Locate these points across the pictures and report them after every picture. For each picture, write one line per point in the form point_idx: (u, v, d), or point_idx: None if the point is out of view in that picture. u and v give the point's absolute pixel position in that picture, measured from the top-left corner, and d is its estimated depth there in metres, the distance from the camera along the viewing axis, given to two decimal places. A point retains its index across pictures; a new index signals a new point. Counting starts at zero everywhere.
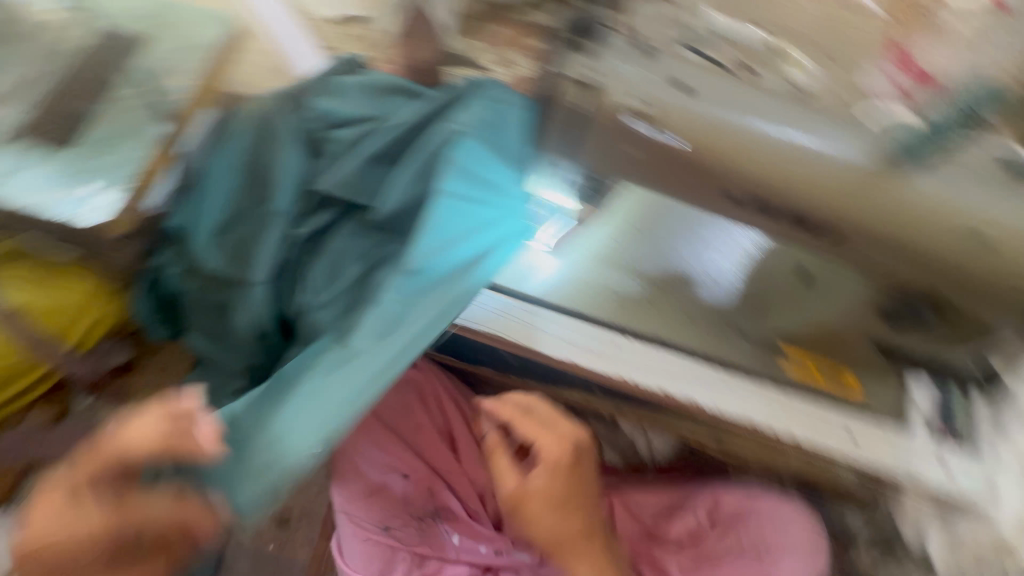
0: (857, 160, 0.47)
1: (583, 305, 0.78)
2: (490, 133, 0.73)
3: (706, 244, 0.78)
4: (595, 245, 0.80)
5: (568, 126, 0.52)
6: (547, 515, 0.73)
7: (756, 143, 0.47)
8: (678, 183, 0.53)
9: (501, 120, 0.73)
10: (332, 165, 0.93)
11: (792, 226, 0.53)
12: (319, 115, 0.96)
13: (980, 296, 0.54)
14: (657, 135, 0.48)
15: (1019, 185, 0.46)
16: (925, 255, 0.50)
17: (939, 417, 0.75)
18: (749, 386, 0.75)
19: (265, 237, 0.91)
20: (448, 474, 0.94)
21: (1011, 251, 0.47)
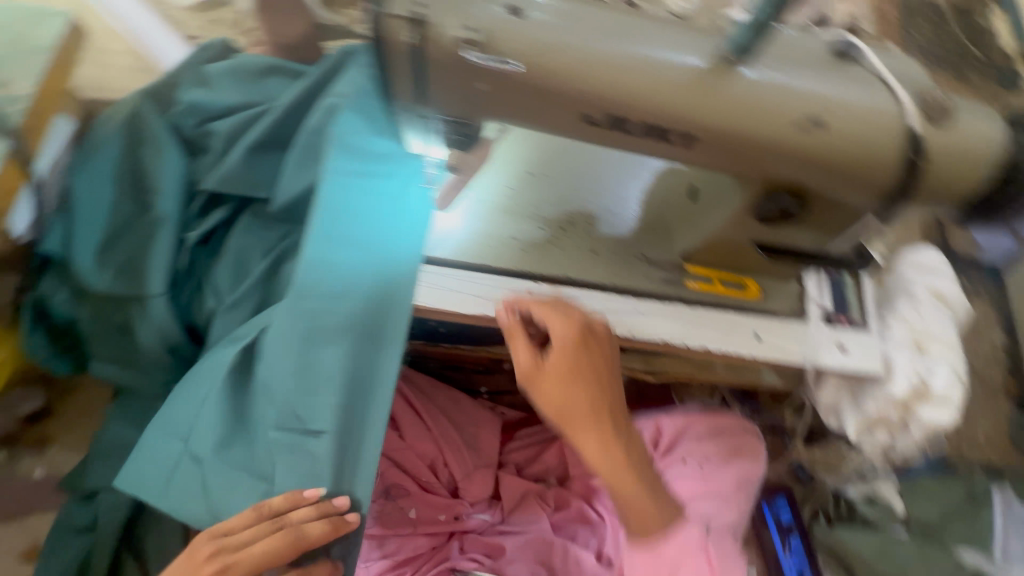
0: (680, 59, 0.48)
1: (485, 258, 0.76)
2: (359, 109, 0.81)
3: (605, 179, 0.84)
4: (490, 193, 0.80)
5: (401, 68, 0.48)
6: (557, 394, 0.65)
7: (599, 58, 0.47)
8: (535, 112, 0.51)
9: (362, 99, 0.82)
10: (217, 160, 0.89)
11: (632, 138, 0.53)
12: (191, 108, 0.90)
13: (856, 181, 0.55)
14: (495, 63, 0.47)
15: (845, 76, 0.52)
16: (752, 150, 0.52)
17: (835, 307, 0.81)
18: (664, 308, 0.77)
19: (160, 247, 0.85)
20: (394, 455, 0.94)
21: (826, 134, 0.51)
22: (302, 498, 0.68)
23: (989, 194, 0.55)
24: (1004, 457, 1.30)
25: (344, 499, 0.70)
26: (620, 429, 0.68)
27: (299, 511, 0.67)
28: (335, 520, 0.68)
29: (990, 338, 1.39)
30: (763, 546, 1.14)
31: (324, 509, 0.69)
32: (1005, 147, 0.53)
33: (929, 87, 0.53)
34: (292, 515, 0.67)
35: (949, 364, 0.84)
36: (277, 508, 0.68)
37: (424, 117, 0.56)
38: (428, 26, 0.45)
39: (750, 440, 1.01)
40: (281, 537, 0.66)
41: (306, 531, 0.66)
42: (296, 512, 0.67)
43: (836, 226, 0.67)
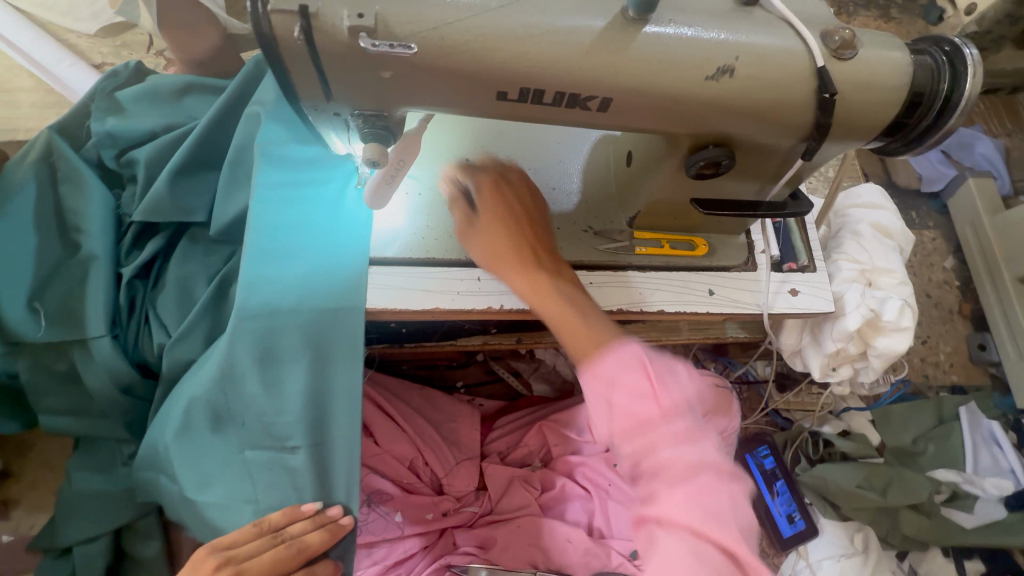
0: (580, 22, 0.48)
1: (431, 251, 0.74)
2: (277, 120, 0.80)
3: (545, 154, 0.82)
4: (429, 186, 0.76)
5: (294, 63, 0.46)
6: (485, 229, 0.66)
7: (496, 33, 0.46)
8: (442, 95, 0.50)
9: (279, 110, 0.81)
10: (143, 190, 0.86)
11: (547, 108, 0.52)
12: (108, 138, 0.86)
13: (771, 123, 0.56)
14: (389, 49, 0.45)
15: (750, 21, 0.51)
16: (666, 107, 0.52)
17: (782, 255, 0.83)
18: (617, 277, 0.77)
19: (94, 286, 0.81)
20: (372, 461, 0.92)
21: (735, 80, 0.51)
22: (300, 512, 0.72)
23: (902, 118, 0.55)
24: (965, 375, 1.35)
25: (337, 505, 0.74)
26: (543, 251, 0.66)
27: (297, 525, 0.71)
28: (332, 527, 0.72)
29: (939, 264, 1.44)
30: (752, 497, 1.14)
31: (320, 520, 0.73)
32: (908, 72, 0.53)
33: (832, 22, 0.53)
34: (291, 529, 0.71)
35: (896, 292, 0.88)
36: (276, 524, 0.72)
37: (333, 114, 0.53)
38: (312, 15, 0.44)
39: (723, 395, 1.04)
40: (283, 548, 0.70)
41: (303, 539, 0.70)
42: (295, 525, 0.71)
43: (772, 171, 0.63)
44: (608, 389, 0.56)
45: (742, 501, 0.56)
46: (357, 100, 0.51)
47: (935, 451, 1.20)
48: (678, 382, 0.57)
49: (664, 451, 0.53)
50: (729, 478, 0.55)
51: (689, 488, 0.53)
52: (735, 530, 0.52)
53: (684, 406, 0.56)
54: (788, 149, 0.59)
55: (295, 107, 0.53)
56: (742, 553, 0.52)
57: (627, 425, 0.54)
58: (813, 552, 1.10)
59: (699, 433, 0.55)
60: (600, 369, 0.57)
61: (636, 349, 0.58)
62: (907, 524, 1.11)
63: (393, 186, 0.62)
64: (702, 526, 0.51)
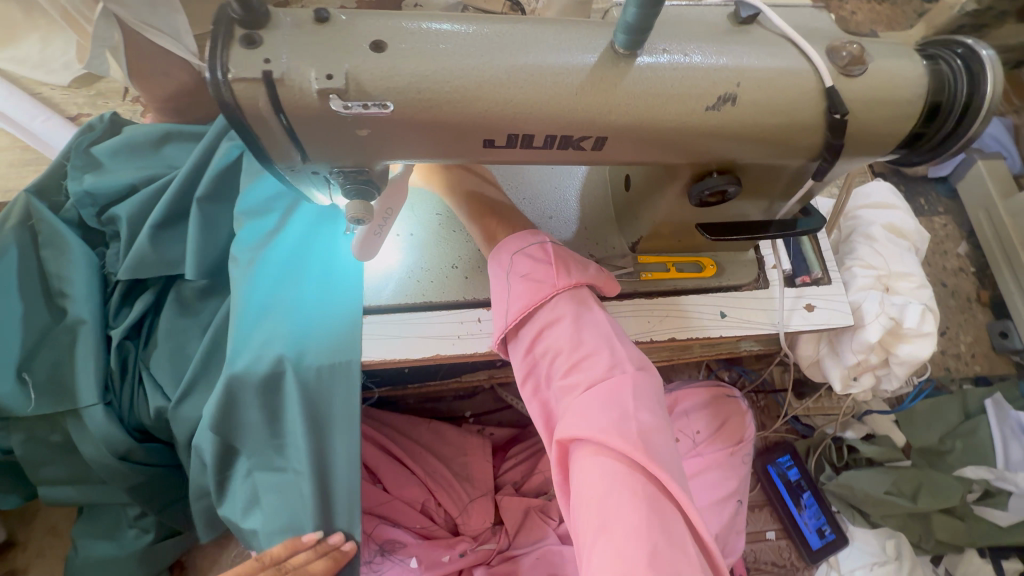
0: (567, 61, 0.44)
1: (428, 295, 0.71)
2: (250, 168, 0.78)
3: (542, 182, 0.78)
4: (421, 225, 0.74)
5: (263, 129, 0.43)
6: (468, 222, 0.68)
7: (466, 78, 0.43)
8: (418, 145, 0.46)
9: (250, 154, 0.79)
10: (127, 246, 0.83)
11: (538, 151, 0.49)
12: (87, 196, 0.83)
13: (778, 153, 0.52)
14: (363, 109, 0.42)
15: (748, 44, 0.48)
16: (663, 140, 0.48)
17: (795, 269, 0.79)
18: (628, 306, 0.74)
19: (81, 352, 0.78)
20: (382, 509, 0.89)
21: (738, 107, 0.47)
22: (302, 542, 0.71)
23: (920, 129, 0.51)
24: (988, 365, 1.31)
25: (338, 533, 0.73)
26: (491, 223, 0.68)
27: (301, 555, 0.71)
28: (334, 555, 0.72)
29: (952, 250, 1.40)
30: (778, 509, 1.14)
31: (322, 548, 0.72)
32: (922, 83, 0.49)
33: (839, 37, 0.50)
34: (292, 561, 0.70)
35: (916, 297, 0.83)
36: (278, 557, 0.72)
37: (311, 173, 0.50)
38: (278, 81, 0.40)
39: (731, 407, 0.96)
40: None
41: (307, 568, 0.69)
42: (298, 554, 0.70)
43: (779, 190, 0.59)
44: (505, 277, 0.62)
45: (650, 399, 0.55)
46: (333, 156, 0.47)
47: (963, 448, 1.16)
48: (575, 274, 0.62)
49: (556, 338, 0.58)
50: (630, 373, 0.56)
51: (578, 374, 0.56)
52: (628, 420, 0.52)
53: (577, 297, 0.61)
54: (797, 168, 0.55)
55: (271, 170, 0.50)
56: (640, 454, 0.50)
57: (519, 311, 0.60)
58: (845, 562, 1.06)
59: (589, 321, 0.59)
60: (499, 256, 0.64)
61: (536, 235, 0.65)
62: (941, 529, 1.07)
63: (381, 236, 0.60)
64: (586, 413, 0.53)
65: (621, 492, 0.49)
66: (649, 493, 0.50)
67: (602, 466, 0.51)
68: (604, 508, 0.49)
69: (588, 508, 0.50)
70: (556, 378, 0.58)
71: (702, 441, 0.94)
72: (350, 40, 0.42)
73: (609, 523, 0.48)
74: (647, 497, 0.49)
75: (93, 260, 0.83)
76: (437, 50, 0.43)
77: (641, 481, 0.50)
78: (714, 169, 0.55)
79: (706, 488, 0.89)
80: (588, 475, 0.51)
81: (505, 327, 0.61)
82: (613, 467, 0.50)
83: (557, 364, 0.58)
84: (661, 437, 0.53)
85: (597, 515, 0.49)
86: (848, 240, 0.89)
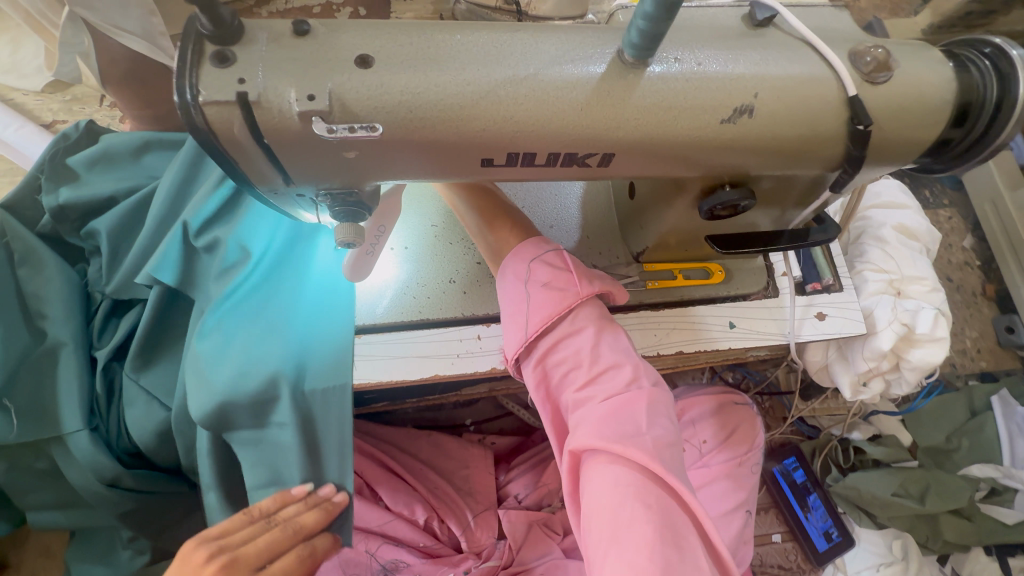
0: (571, 72, 0.41)
1: (425, 312, 0.67)
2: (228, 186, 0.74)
3: (543, 188, 0.75)
4: (417, 236, 0.71)
5: (239, 154, 0.40)
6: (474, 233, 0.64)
7: (458, 94, 0.39)
8: (408, 165, 0.43)
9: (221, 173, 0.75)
10: (110, 262, 0.79)
11: (539, 169, 0.46)
12: (63, 212, 0.79)
13: (795, 164, 0.48)
14: (350, 133, 0.39)
15: (764, 49, 0.44)
16: (674, 155, 0.45)
17: (805, 275, 0.76)
18: (635, 318, 0.71)
19: (65, 376, 0.75)
20: (383, 528, 0.86)
21: (756, 120, 0.44)
22: (291, 495, 0.65)
23: (947, 135, 0.48)
24: (994, 360, 1.28)
25: (329, 484, 0.67)
26: (498, 234, 0.63)
27: (293, 507, 0.64)
28: (327, 507, 0.65)
29: (957, 243, 1.36)
30: (784, 511, 1.12)
31: (313, 501, 0.65)
32: (950, 88, 0.46)
33: (861, 40, 0.46)
34: (284, 513, 0.63)
35: (928, 301, 0.81)
36: (267, 510, 0.64)
37: (295, 195, 0.47)
38: (254, 103, 0.37)
39: (741, 413, 0.94)
40: (279, 530, 0.61)
41: (300, 519, 0.63)
42: (287, 506, 0.64)
43: (794, 199, 0.56)
44: (523, 285, 0.58)
45: (666, 414, 0.53)
46: (318, 179, 0.44)
47: (969, 446, 1.14)
48: (596, 284, 0.59)
49: (575, 350, 0.55)
50: (649, 388, 0.53)
51: (595, 387, 0.53)
52: (646, 436, 0.50)
53: (597, 309, 0.58)
54: (813, 178, 0.52)
55: (253, 193, 0.46)
56: (658, 464, 0.48)
57: (537, 321, 0.56)
58: (852, 564, 1.06)
59: (609, 334, 0.57)
60: (516, 265, 0.60)
61: (551, 242, 0.61)
62: (948, 529, 1.06)
63: (375, 255, 0.59)
64: (604, 425, 0.50)
65: (638, 508, 0.46)
66: (666, 511, 0.47)
67: (618, 480, 0.48)
68: (618, 521, 0.46)
69: (600, 521, 0.47)
70: (571, 388, 0.55)
71: (709, 450, 0.92)
72: (333, 56, 0.38)
73: (623, 538, 0.45)
74: (664, 514, 0.47)
75: (73, 277, 0.80)
76: (425, 67, 0.39)
77: (659, 498, 0.47)
78: (726, 182, 0.51)
79: (715, 500, 0.87)
80: (602, 489, 0.48)
81: (518, 335, 0.57)
82: (631, 482, 0.47)
83: (574, 375, 0.55)
84: (676, 454, 0.51)
85: (609, 526, 0.46)
86: (857, 242, 0.86)
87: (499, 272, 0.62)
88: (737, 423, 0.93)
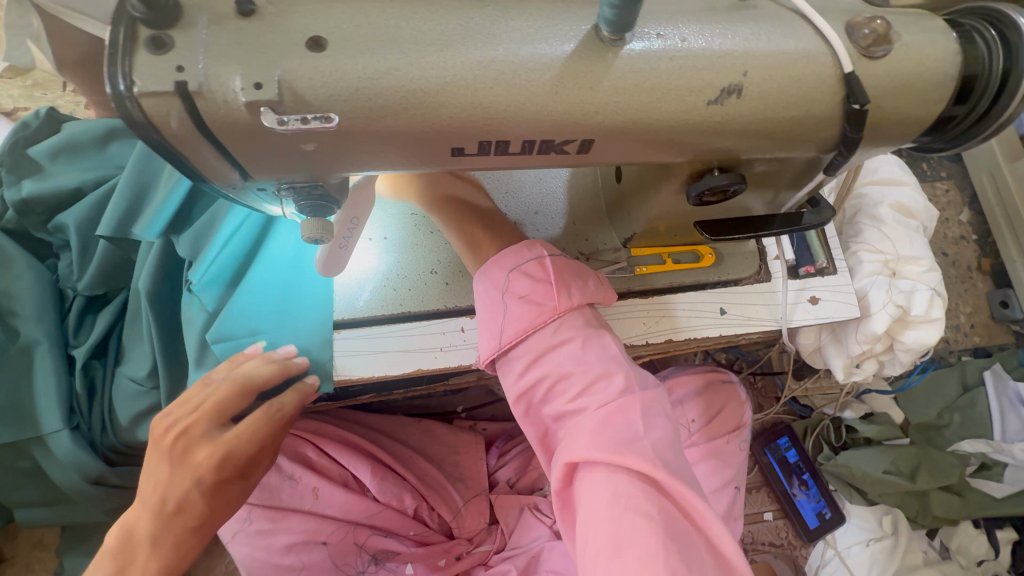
0: (544, 50, 0.38)
1: (406, 304, 0.65)
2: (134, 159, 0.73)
3: (524, 178, 0.71)
4: (396, 227, 0.68)
5: (187, 149, 0.37)
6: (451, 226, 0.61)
7: (415, 81, 0.36)
8: (367, 154, 0.40)
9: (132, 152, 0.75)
10: (81, 256, 0.76)
11: (514, 157, 0.43)
12: (26, 206, 0.76)
13: (787, 145, 0.45)
14: (303, 124, 0.35)
15: (749, 22, 0.41)
16: (660, 140, 0.42)
17: (798, 258, 0.74)
18: (623, 307, 0.69)
19: (39, 376, 0.73)
20: (371, 519, 0.84)
21: (745, 101, 0.41)
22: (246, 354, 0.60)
23: (950, 112, 0.45)
24: (988, 335, 1.27)
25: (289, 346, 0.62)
26: (476, 231, 0.61)
27: (250, 363, 0.59)
28: (284, 364, 0.59)
29: (955, 217, 1.33)
30: (774, 489, 1.13)
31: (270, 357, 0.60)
32: (955, 62, 0.43)
33: (858, 11, 0.43)
34: (240, 368, 0.59)
35: (924, 281, 0.79)
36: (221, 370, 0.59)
37: (255, 189, 0.44)
38: (196, 94, 0.34)
39: (730, 394, 0.94)
40: (230, 386, 0.57)
41: (256, 373, 0.58)
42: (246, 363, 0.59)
43: (787, 181, 0.53)
44: (500, 295, 0.56)
45: (661, 420, 0.52)
46: (277, 172, 0.41)
47: (961, 422, 1.14)
48: (577, 295, 0.56)
49: (556, 353, 0.54)
50: (644, 395, 0.52)
51: (587, 397, 0.51)
52: (644, 442, 0.48)
53: (580, 318, 0.56)
54: (807, 160, 0.49)
55: (208, 188, 0.43)
56: (657, 471, 0.47)
57: (515, 334, 0.55)
58: (842, 539, 1.07)
59: (597, 341, 0.55)
60: (494, 272, 0.57)
61: (534, 250, 0.58)
62: (938, 506, 1.06)
63: (348, 249, 0.57)
64: (599, 436, 0.48)
65: (639, 518, 0.45)
66: (670, 520, 0.46)
67: (619, 491, 0.46)
68: (620, 535, 0.45)
69: (600, 537, 0.45)
70: (559, 401, 0.53)
71: (697, 430, 0.90)
72: (282, 39, 0.35)
73: (626, 550, 0.44)
74: (668, 525, 0.45)
75: (44, 273, 0.77)
76: (375, 51, 0.36)
77: (661, 507, 0.46)
78: (715, 165, 0.49)
79: (703, 479, 0.86)
80: (601, 503, 0.46)
81: (498, 347, 0.55)
82: (630, 491, 0.46)
83: (561, 388, 0.53)
84: (677, 456, 0.50)
85: (611, 536, 0.45)
86: (852, 223, 0.84)
87: (477, 273, 0.59)
88: (723, 400, 0.93)
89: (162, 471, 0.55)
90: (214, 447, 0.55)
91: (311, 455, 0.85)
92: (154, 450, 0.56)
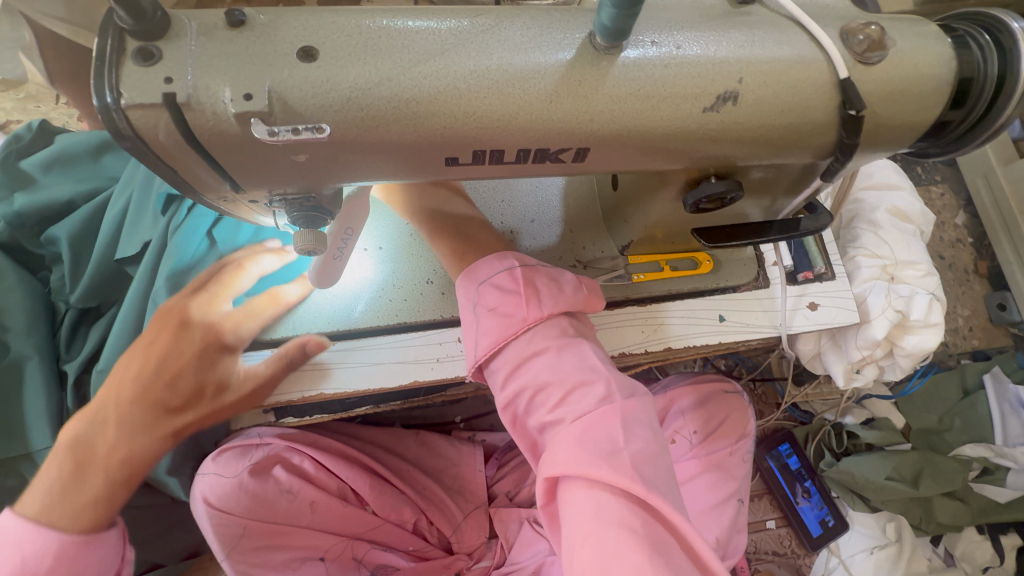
0: (538, 59, 0.37)
1: (402, 315, 0.64)
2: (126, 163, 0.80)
3: (519, 188, 0.71)
4: (390, 237, 0.67)
5: (177, 160, 0.37)
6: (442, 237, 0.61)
7: (404, 92, 0.36)
8: (358, 165, 0.39)
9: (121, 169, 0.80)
10: (73, 269, 0.75)
11: (508, 167, 0.42)
12: (16, 219, 0.74)
13: (784, 149, 0.44)
14: (293, 135, 0.35)
15: (741, 27, 0.41)
16: (656, 147, 0.42)
17: (796, 264, 0.74)
18: (622, 318, 0.69)
19: (28, 392, 0.71)
20: (371, 534, 0.83)
21: (741, 107, 0.40)
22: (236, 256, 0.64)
23: (945, 117, 0.45)
24: (986, 338, 1.26)
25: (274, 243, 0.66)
26: (469, 240, 0.61)
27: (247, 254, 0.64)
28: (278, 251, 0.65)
29: (950, 221, 1.33)
30: (777, 496, 1.12)
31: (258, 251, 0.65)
32: (949, 67, 0.43)
33: (852, 17, 0.43)
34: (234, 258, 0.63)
35: (922, 286, 0.79)
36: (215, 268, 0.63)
37: (250, 202, 0.44)
38: (184, 105, 0.33)
39: (733, 403, 0.93)
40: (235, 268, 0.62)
41: (256, 261, 0.63)
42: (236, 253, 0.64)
43: (784, 188, 0.53)
44: (472, 308, 0.56)
45: (644, 430, 0.49)
46: (269, 182, 0.40)
47: (962, 426, 1.13)
48: (549, 303, 0.54)
49: (531, 361, 0.52)
50: (623, 403, 0.50)
51: (565, 408, 0.50)
52: (624, 454, 0.46)
53: (554, 327, 0.54)
54: (804, 166, 0.49)
55: (201, 201, 0.43)
56: (636, 487, 0.44)
57: (488, 347, 0.53)
58: (846, 547, 1.06)
59: (573, 350, 0.53)
60: (466, 285, 0.57)
61: (505, 260, 0.58)
62: (941, 512, 1.05)
63: (342, 261, 0.56)
64: (578, 449, 0.46)
65: (624, 533, 0.43)
66: (655, 537, 0.44)
67: (600, 506, 0.45)
68: (603, 550, 0.43)
69: (584, 553, 0.44)
70: (539, 413, 0.51)
71: (698, 442, 0.90)
72: (272, 50, 0.34)
73: (610, 569, 0.42)
74: (653, 542, 0.43)
75: (35, 287, 0.76)
76: (365, 63, 0.35)
77: (645, 523, 0.44)
78: (712, 173, 0.49)
79: (701, 493, 0.86)
80: (582, 518, 0.45)
81: (475, 363, 0.54)
82: (610, 506, 0.45)
83: (540, 401, 0.51)
84: (663, 467, 0.48)
85: (594, 554, 0.43)
86: (849, 228, 0.84)
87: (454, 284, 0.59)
88: (723, 406, 0.92)
89: (162, 338, 0.56)
90: (211, 324, 0.58)
91: (307, 468, 0.81)
92: (153, 322, 0.57)
